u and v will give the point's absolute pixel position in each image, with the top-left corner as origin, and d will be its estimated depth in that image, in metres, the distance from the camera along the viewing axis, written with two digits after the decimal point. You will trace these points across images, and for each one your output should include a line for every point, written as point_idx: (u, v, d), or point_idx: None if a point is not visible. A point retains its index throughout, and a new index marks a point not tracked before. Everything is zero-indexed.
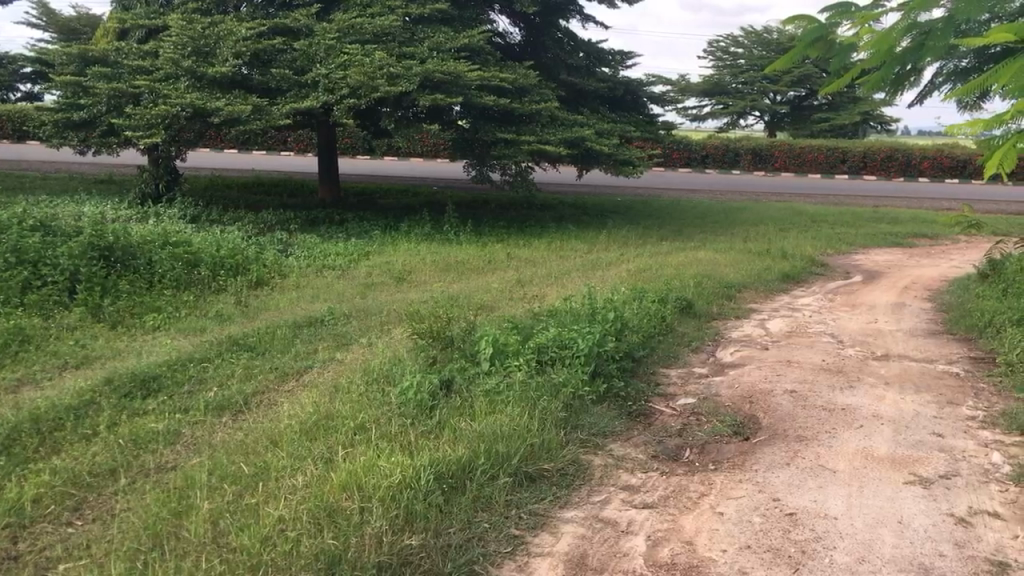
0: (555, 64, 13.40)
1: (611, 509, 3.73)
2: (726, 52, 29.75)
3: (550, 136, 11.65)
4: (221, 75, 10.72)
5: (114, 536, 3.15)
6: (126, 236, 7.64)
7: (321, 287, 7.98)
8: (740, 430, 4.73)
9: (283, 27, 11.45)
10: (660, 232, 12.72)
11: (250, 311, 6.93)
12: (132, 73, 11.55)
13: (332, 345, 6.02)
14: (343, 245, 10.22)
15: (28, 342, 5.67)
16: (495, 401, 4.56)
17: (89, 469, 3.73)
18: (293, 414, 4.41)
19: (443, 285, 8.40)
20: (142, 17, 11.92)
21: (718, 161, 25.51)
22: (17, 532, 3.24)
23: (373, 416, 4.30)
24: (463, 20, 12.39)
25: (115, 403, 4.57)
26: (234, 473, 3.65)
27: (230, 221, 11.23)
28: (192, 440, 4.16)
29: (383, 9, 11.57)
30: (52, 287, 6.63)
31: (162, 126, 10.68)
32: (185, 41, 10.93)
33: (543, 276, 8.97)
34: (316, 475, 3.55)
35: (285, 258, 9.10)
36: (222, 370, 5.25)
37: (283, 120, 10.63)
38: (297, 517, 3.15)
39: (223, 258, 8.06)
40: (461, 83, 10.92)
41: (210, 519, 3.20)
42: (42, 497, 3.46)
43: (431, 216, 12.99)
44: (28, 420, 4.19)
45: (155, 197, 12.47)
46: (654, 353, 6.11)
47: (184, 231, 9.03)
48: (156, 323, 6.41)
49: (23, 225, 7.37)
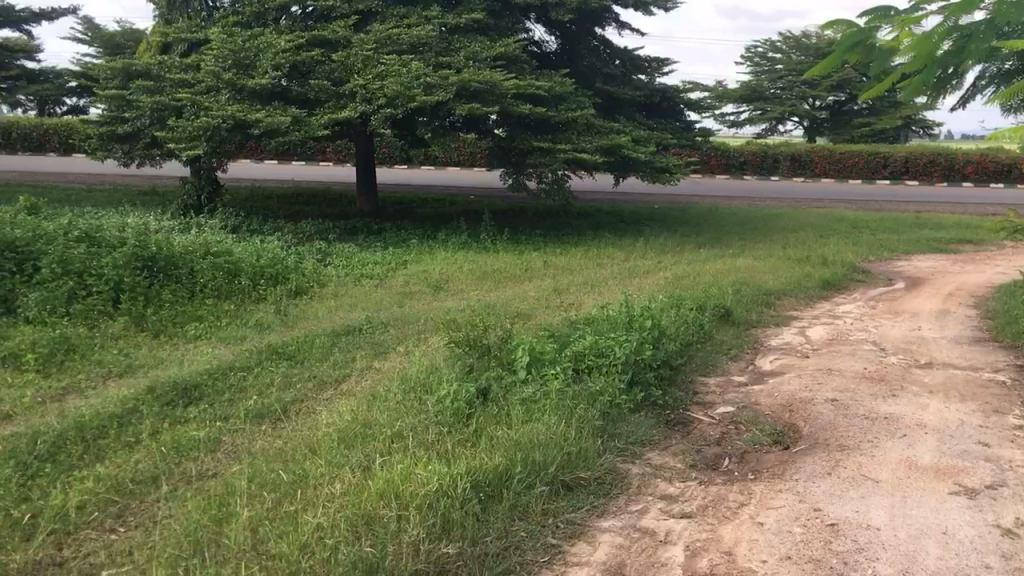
0: (591, 72, 13.31)
1: (648, 519, 3.70)
2: (764, 57, 29.41)
3: (586, 143, 11.65)
4: (261, 87, 10.87)
5: (154, 543, 3.17)
6: (168, 246, 7.78)
7: (359, 296, 8.03)
8: (780, 438, 4.69)
9: (321, 39, 11.55)
10: (698, 239, 12.62)
11: (289, 320, 6.99)
12: (175, 86, 11.75)
13: (369, 353, 6.04)
14: (380, 254, 10.29)
15: (72, 352, 5.75)
16: (531, 410, 4.53)
17: (132, 476, 3.77)
18: (331, 422, 4.44)
19: (480, 293, 8.44)
20: (184, 31, 12.13)
21: (756, 168, 25.23)
22: (62, 538, 3.26)
23: (409, 424, 4.31)
24: (499, 30, 12.46)
25: (157, 411, 4.63)
26: (273, 481, 3.68)
27: (270, 231, 11.38)
28: (233, 448, 4.20)
29: (420, 19, 11.67)
30: (96, 297, 6.73)
31: (203, 139, 10.84)
32: (226, 54, 11.14)
33: (580, 283, 8.95)
34: (353, 483, 3.57)
35: (323, 268, 9.17)
36: (261, 379, 5.29)
37: (322, 130, 10.75)
38: (335, 524, 3.17)
39: (263, 267, 8.16)
40: (497, 92, 10.98)
41: (250, 527, 3.22)
42: (87, 504, 3.50)
43: (468, 225, 13.04)
44: (73, 429, 4.25)
45: (197, 207, 12.64)
46: (692, 362, 6.07)
47: (224, 241, 9.14)
48: (199, 332, 6.48)
49: (69, 237, 7.54)
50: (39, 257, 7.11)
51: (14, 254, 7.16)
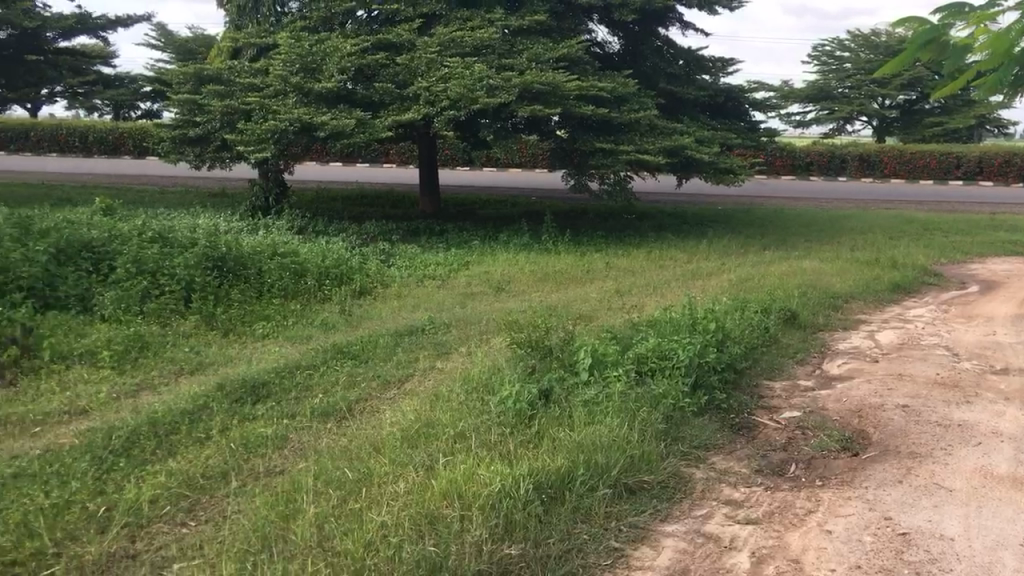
0: (654, 72, 13.23)
1: (713, 524, 3.65)
2: (832, 56, 28.90)
3: (649, 144, 11.57)
4: (327, 90, 11.04)
5: (225, 538, 3.23)
6: (238, 247, 7.94)
7: (422, 296, 8.09)
8: (848, 444, 4.59)
9: (386, 42, 11.66)
10: (763, 241, 12.43)
11: (353, 320, 7.08)
12: (244, 90, 12.00)
13: (432, 354, 6.08)
14: (442, 255, 10.35)
15: (146, 349, 5.90)
16: (594, 412, 4.51)
17: (202, 472, 3.85)
18: (395, 421, 4.49)
19: (542, 295, 8.44)
20: (253, 37, 12.40)
21: (823, 169, 24.73)
22: (136, 531, 3.33)
23: (472, 425, 4.33)
24: (561, 31, 12.44)
25: (226, 408, 4.71)
26: (338, 478, 3.72)
27: (335, 232, 11.54)
28: (299, 445, 4.26)
29: (483, 21, 11.73)
30: (169, 295, 6.90)
31: (271, 141, 11.06)
32: (294, 59, 11.33)
33: (642, 285, 8.89)
34: (417, 482, 3.60)
35: (386, 268, 9.26)
36: (327, 377, 5.37)
37: (386, 132, 10.86)
38: (398, 523, 3.20)
39: (328, 267, 8.27)
40: (559, 93, 10.97)
41: (316, 523, 3.26)
42: (159, 498, 3.57)
43: (529, 226, 13.05)
44: (146, 424, 4.35)
45: (264, 208, 12.88)
46: (758, 366, 5.98)
47: (291, 242, 9.30)
48: (267, 331, 6.61)
49: (143, 238, 7.76)
50: (115, 257, 7.33)
51: (91, 254, 7.38)
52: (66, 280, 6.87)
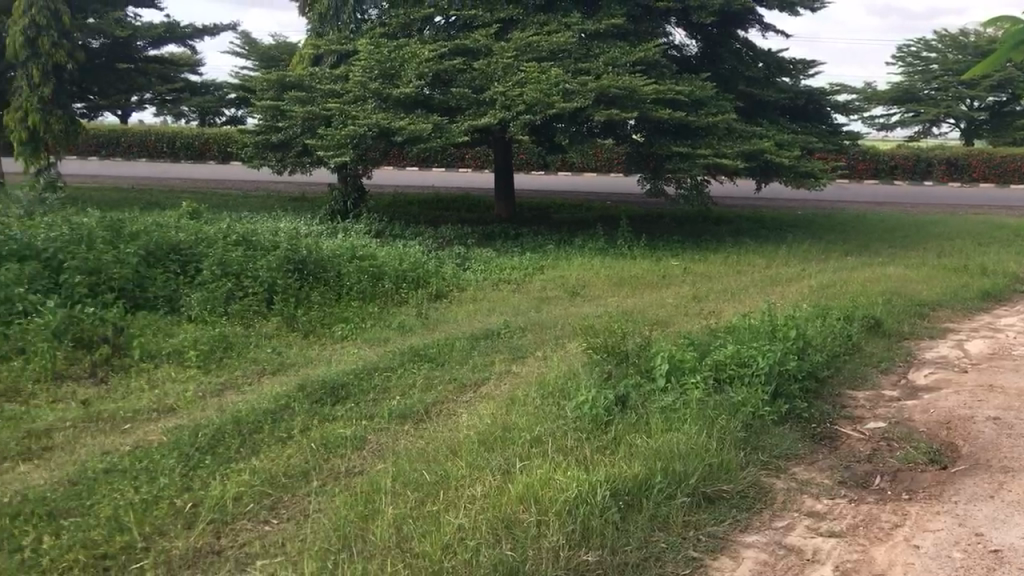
0: (733, 75, 13.05)
1: (794, 536, 3.58)
2: (918, 57, 28.11)
3: (727, 148, 11.41)
4: (405, 96, 11.18)
5: (306, 536, 3.28)
6: (318, 251, 8.10)
7: (498, 300, 8.13)
8: (936, 457, 4.44)
9: (463, 48, 11.76)
10: (844, 247, 12.14)
11: (429, 323, 7.14)
12: (325, 96, 12.24)
13: (508, 357, 6.10)
14: (518, 259, 10.37)
15: (230, 349, 6.04)
16: (671, 419, 4.46)
17: (284, 470, 3.92)
18: (471, 425, 4.50)
19: (618, 299, 8.39)
20: (334, 43, 12.63)
21: (907, 172, 24.04)
22: (221, 528, 3.40)
23: (549, 430, 4.33)
24: (638, 34, 12.35)
25: (307, 408, 4.80)
26: (416, 480, 3.75)
27: (412, 236, 11.67)
28: (378, 446, 4.32)
29: (560, 26, 11.74)
30: (252, 297, 7.06)
31: (350, 146, 11.25)
32: (373, 65, 11.50)
33: (720, 291, 8.77)
34: (494, 486, 3.61)
35: (462, 272, 9.33)
36: (404, 380, 5.43)
37: (462, 137, 10.93)
38: (475, 526, 3.23)
39: (406, 271, 8.36)
40: (636, 97, 10.89)
41: (394, 524, 3.30)
42: (243, 496, 3.65)
43: (604, 231, 13.00)
44: (231, 423, 4.46)
45: (343, 212, 13.10)
46: (840, 374, 5.84)
47: (369, 246, 9.44)
48: (346, 333, 6.71)
49: (228, 241, 7.98)
50: (202, 260, 7.54)
51: (178, 256, 7.61)
52: (154, 281, 7.09)
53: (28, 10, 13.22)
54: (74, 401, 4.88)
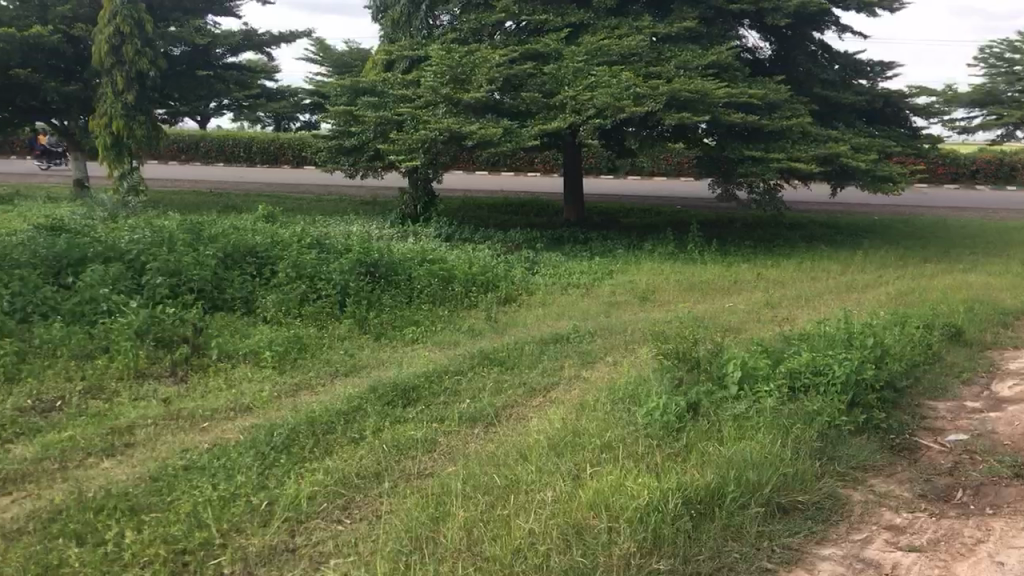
0: (808, 78, 12.81)
1: (873, 549, 3.49)
2: (1001, 58, 27.24)
3: (801, 152, 11.20)
4: (476, 100, 11.25)
5: (378, 537, 3.32)
6: (390, 255, 8.20)
7: (567, 304, 8.11)
8: (1022, 471, 4.28)
9: (534, 52, 11.79)
10: (924, 253, 11.81)
11: (499, 327, 7.16)
12: (397, 101, 12.39)
13: (578, 362, 6.08)
14: (587, 263, 10.33)
15: (304, 350, 6.15)
16: (744, 427, 4.39)
17: (356, 471, 3.96)
18: (541, 429, 4.50)
19: (688, 305, 8.30)
20: (406, 49, 12.79)
21: (990, 177, 23.28)
22: (295, 526, 3.45)
23: (619, 436, 4.30)
24: (711, 37, 12.21)
25: (378, 410, 4.84)
26: (486, 483, 3.76)
27: (482, 240, 11.72)
28: (448, 449, 4.34)
29: (631, 29, 11.68)
30: (326, 300, 7.17)
31: (421, 151, 11.37)
32: (445, 70, 11.58)
33: (793, 297, 8.61)
34: (565, 491, 3.60)
35: (531, 276, 9.34)
36: (475, 383, 5.45)
37: (532, 141, 10.95)
38: (546, 532, 3.24)
39: (476, 275, 8.39)
40: (708, 100, 10.76)
41: (465, 528, 3.31)
42: (317, 495, 3.70)
43: (675, 236, 12.88)
44: (305, 423, 4.53)
45: (413, 216, 13.25)
46: (919, 384, 5.67)
47: (439, 249, 9.52)
48: (416, 336, 6.76)
49: (302, 244, 8.15)
50: (277, 262, 7.70)
51: (255, 258, 7.78)
52: (231, 283, 7.25)
53: (112, 20, 13.67)
54: (155, 399, 5.01)
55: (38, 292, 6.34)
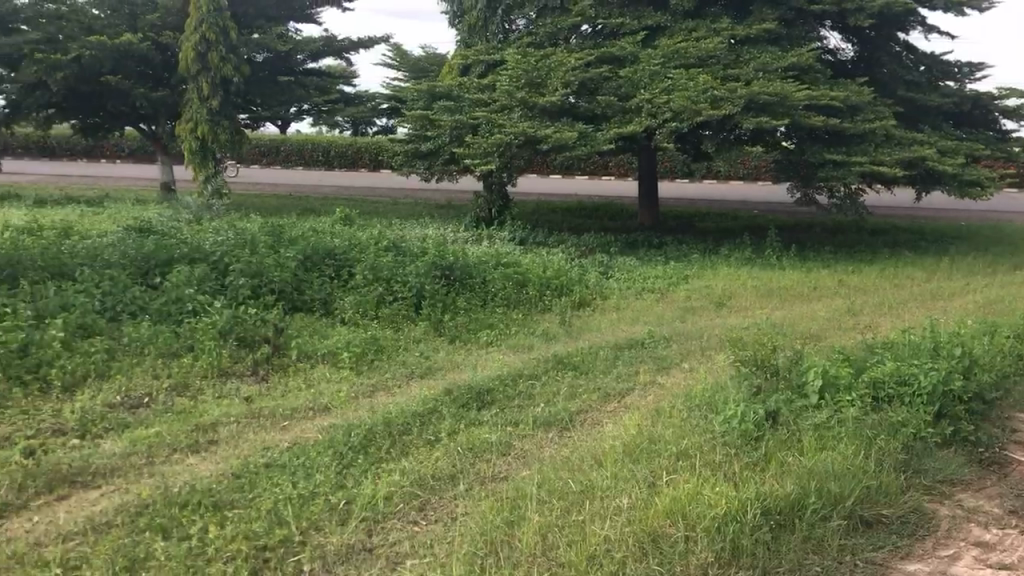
0: (892, 80, 12.47)
1: (961, 567, 3.37)
2: None
3: (884, 156, 10.92)
4: (551, 104, 11.24)
5: (454, 539, 3.33)
6: (465, 258, 8.25)
7: (642, 309, 8.05)
8: None
9: (610, 55, 11.74)
10: (1014, 260, 11.40)
11: (573, 331, 7.14)
12: (473, 105, 12.46)
13: (653, 367, 6.02)
14: (662, 268, 10.23)
15: (381, 352, 6.22)
16: (825, 437, 4.29)
17: (432, 473, 3.98)
18: (616, 435, 4.46)
19: (766, 311, 8.15)
20: (482, 54, 12.86)
21: None
22: (372, 526, 3.49)
23: (696, 443, 4.24)
24: (791, 39, 11.99)
25: (454, 412, 4.87)
26: (562, 488, 3.74)
27: (555, 244, 11.71)
28: (522, 453, 4.34)
29: (709, 32, 11.54)
30: (402, 302, 7.25)
31: (496, 155, 11.41)
32: (520, 74, 11.60)
33: (875, 305, 8.39)
34: (641, 498, 3.57)
35: (606, 280, 9.29)
36: (549, 387, 5.44)
37: (607, 145, 10.90)
38: (622, 539, 3.22)
39: (550, 279, 8.38)
40: (788, 103, 10.56)
41: (540, 532, 3.31)
42: (393, 496, 3.73)
43: (752, 241, 12.66)
44: (381, 423, 4.58)
45: (488, 220, 13.32)
46: (1010, 396, 5.47)
47: (514, 253, 9.54)
48: (490, 339, 6.78)
49: (379, 247, 8.26)
50: (355, 265, 7.82)
51: (334, 260, 7.92)
52: (310, 285, 7.38)
53: (199, 27, 14.06)
54: (238, 398, 5.13)
55: (126, 292, 6.54)
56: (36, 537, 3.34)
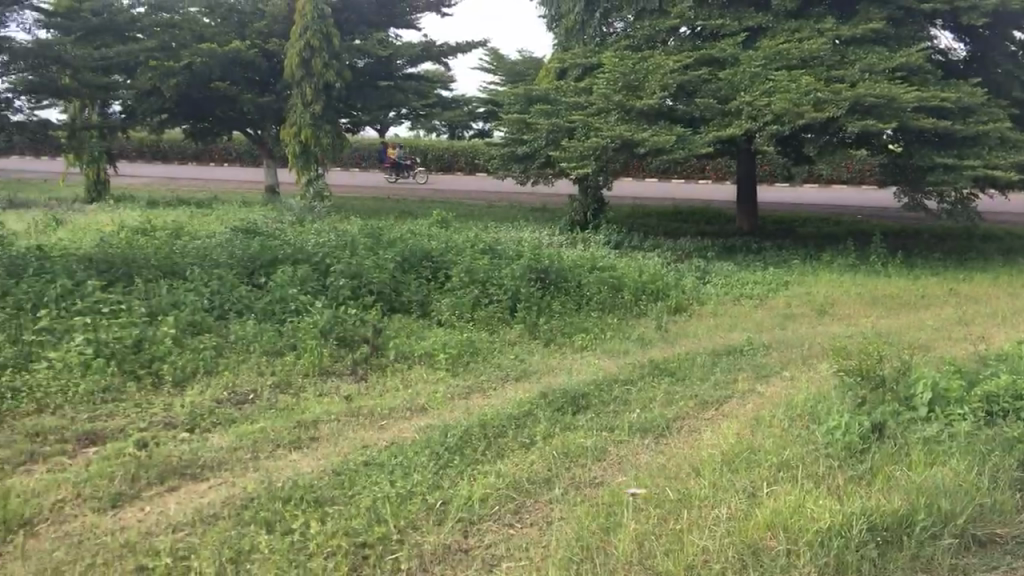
0: (1007, 80, 11.94)
1: None
2: None
3: (998, 159, 10.46)
4: (648, 107, 11.12)
5: (550, 543, 3.31)
6: (561, 262, 8.24)
7: (740, 315, 7.89)
8: None
9: (709, 57, 11.57)
10: None
11: (670, 337, 7.04)
12: (570, 109, 12.44)
13: (752, 375, 5.89)
14: (761, 274, 10.01)
15: (477, 354, 6.26)
16: (934, 452, 4.12)
17: (527, 476, 3.98)
18: (714, 443, 4.38)
19: (870, 319, 7.89)
20: (579, 57, 12.82)
21: None
22: (468, 527, 3.51)
23: (797, 454, 4.13)
24: (899, 39, 11.58)
25: (549, 416, 4.86)
26: (659, 496, 3.68)
27: (651, 248, 11.59)
28: (618, 459, 4.29)
29: (813, 32, 11.25)
30: (497, 304, 7.28)
31: (592, 158, 11.37)
32: (618, 77, 11.52)
33: (988, 314, 8.03)
34: (741, 509, 3.49)
35: (702, 285, 9.15)
36: (645, 393, 5.38)
37: (706, 148, 10.74)
38: (721, 550, 3.16)
39: (645, 283, 8.29)
40: (895, 105, 10.21)
41: (637, 540, 3.27)
42: (489, 497, 3.74)
43: (856, 246, 12.28)
44: (477, 425, 4.61)
45: (583, 223, 13.27)
46: None
47: (609, 256, 9.47)
48: (585, 343, 6.74)
49: (476, 250, 8.32)
50: (452, 267, 7.90)
51: (431, 262, 8.02)
52: (408, 286, 7.49)
53: (304, 34, 14.47)
54: (338, 396, 5.23)
55: (233, 291, 6.75)
56: (149, 526, 3.47)
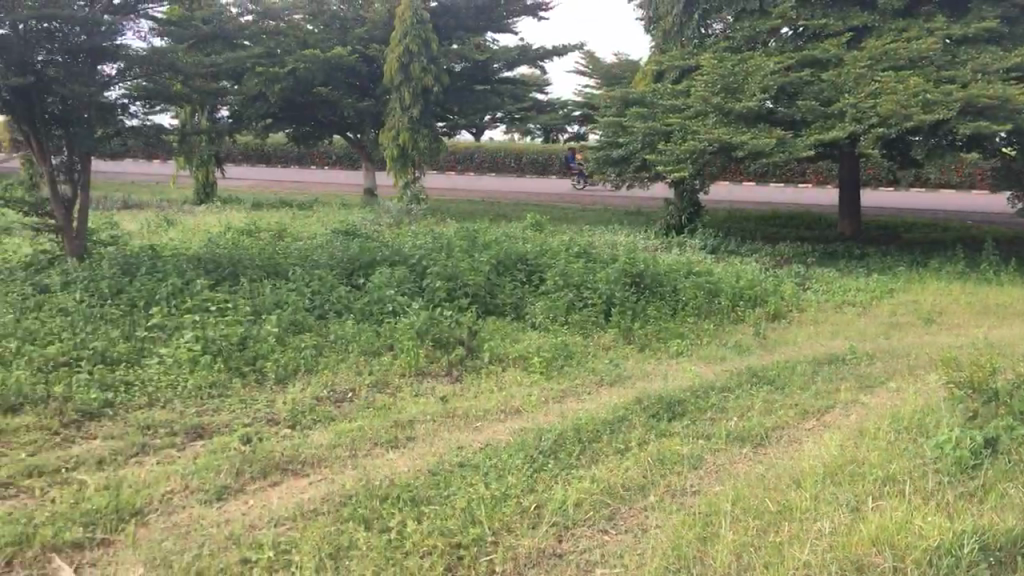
0: None
1: None
2: None
3: None
4: (747, 110, 10.90)
5: (645, 551, 3.27)
6: (656, 267, 8.15)
7: (841, 323, 7.67)
8: None
9: (812, 58, 11.29)
10: None
11: (768, 344, 6.88)
12: (667, 112, 12.29)
13: (855, 386, 5.70)
14: (864, 280, 9.70)
15: (571, 357, 6.24)
16: None
17: (622, 482, 3.94)
18: (815, 454, 4.25)
19: (982, 329, 7.56)
20: (677, 59, 12.66)
21: None
22: (563, 531, 3.49)
23: (904, 468, 3.98)
24: (1014, 37, 11.09)
25: (644, 422, 4.81)
26: (759, 507, 3.59)
27: (749, 253, 11.36)
28: (715, 468, 4.20)
29: (922, 31, 10.87)
30: (591, 308, 7.25)
31: (689, 161, 11.22)
32: (716, 79, 11.32)
33: None
34: (843, 523, 3.38)
35: (802, 292, 8.92)
36: (743, 400, 5.28)
37: (807, 151, 10.47)
38: (824, 565, 3.08)
39: (743, 289, 8.13)
40: (1010, 106, 9.77)
41: (735, 551, 3.21)
42: (583, 502, 3.72)
43: (967, 253, 11.78)
44: (571, 429, 4.59)
45: (679, 227, 13.10)
46: None
47: (705, 261, 9.32)
48: (680, 349, 6.65)
49: (570, 254, 8.30)
50: (547, 270, 7.90)
51: (525, 265, 8.04)
52: (503, 289, 7.52)
53: (403, 40, 14.72)
54: (433, 397, 5.28)
55: (333, 292, 6.90)
56: (252, 519, 3.57)
